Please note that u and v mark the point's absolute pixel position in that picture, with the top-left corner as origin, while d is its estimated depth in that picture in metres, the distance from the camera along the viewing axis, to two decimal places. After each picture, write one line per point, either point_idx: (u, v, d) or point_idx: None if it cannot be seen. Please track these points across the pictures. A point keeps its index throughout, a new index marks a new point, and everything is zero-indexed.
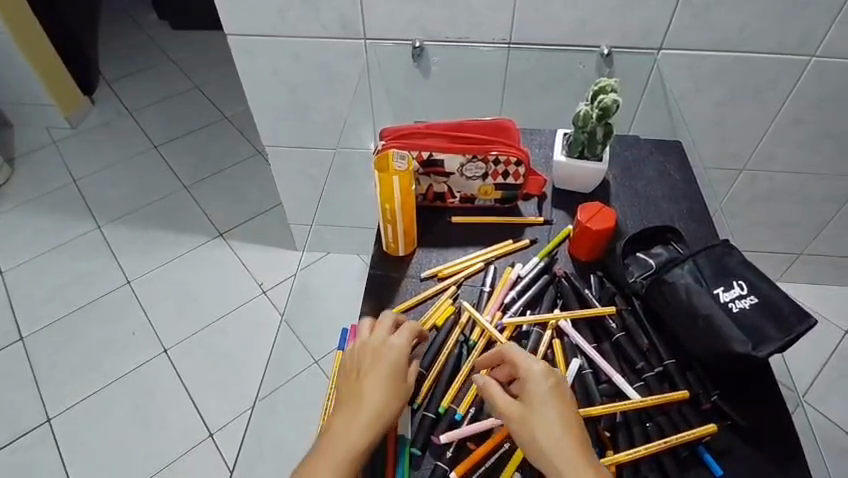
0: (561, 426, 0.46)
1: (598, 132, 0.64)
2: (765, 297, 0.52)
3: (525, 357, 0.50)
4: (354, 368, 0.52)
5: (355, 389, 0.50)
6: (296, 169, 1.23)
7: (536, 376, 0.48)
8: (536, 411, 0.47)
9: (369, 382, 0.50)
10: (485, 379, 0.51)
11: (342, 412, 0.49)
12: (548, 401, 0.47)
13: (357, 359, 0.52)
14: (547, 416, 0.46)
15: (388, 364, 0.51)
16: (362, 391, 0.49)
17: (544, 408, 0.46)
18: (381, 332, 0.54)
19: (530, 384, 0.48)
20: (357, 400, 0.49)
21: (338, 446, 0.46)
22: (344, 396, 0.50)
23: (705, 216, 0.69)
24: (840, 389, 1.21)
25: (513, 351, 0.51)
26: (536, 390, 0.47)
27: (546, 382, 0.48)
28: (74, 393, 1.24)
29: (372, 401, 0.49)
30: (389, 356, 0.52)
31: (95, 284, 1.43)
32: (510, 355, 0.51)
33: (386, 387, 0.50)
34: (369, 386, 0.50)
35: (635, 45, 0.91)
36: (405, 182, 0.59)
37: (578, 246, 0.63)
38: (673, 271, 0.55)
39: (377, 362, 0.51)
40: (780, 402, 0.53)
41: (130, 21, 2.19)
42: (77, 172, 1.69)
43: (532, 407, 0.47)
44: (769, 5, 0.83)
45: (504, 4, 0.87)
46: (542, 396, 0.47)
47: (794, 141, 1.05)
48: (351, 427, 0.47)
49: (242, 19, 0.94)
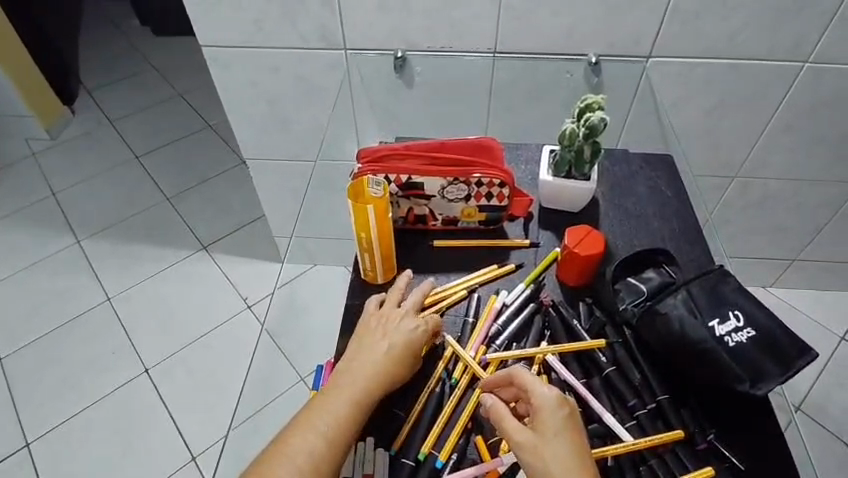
0: (575, 458, 0.44)
1: (586, 151, 0.62)
2: (762, 331, 0.49)
3: (538, 383, 0.47)
4: (376, 327, 0.54)
5: (374, 345, 0.52)
6: (279, 182, 1.19)
7: (550, 405, 0.46)
8: (549, 442, 0.44)
9: (389, 343, 0.52)
10: (493, 401, 0.49)
11: (357, 363, 0.51)
12: (562, 432, 0.45)
13: (381, 320, 0.54)
14: (561, 447, 0.44)
15: (410, 334, 0.53)
16: (380, 349, 0.52)
17: (559, 439, 0.44)
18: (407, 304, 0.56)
19: (543, 413, 0.46)
20: (373, 355, 0.51)
21: (348, 389, 0.49)
22: (361, 348, 0.52)
23: (697, 235, 0.67)
24: (837, 398, 1.19)
25: (526, 377, 0.48)
26: (551, 420, 0.45)
27: (561, 412, 0.46)
28: (54, 416, 1.20)
29: (388, 360, 0.51)
30: (412, 328, 0.54)
31: (74, 301, 1.39)
32: (522, 380, 0.48)
33: (403, 352, 0.52)
34: (387, 346, 0.52)
35: (624, 54, 0.88)
36: (380, 209, 0.57)
37: (567, 273, 0.61)
38: (666, 301, 0.52)
39: (400, 328, 0.53)
40: (782, 440, 0.51)
41: (110, 27, 2.14)
42: (57, 185, 1.64)
43: (545, 437, 0.45)
44: (761, 10, 0.81)
45: (488, 12, 0.84)
46: (556, 426, 0.45)
47: (788, 148, 1.03)
48: (363, 376, 0.50)
49: (217, 29, 0.90)
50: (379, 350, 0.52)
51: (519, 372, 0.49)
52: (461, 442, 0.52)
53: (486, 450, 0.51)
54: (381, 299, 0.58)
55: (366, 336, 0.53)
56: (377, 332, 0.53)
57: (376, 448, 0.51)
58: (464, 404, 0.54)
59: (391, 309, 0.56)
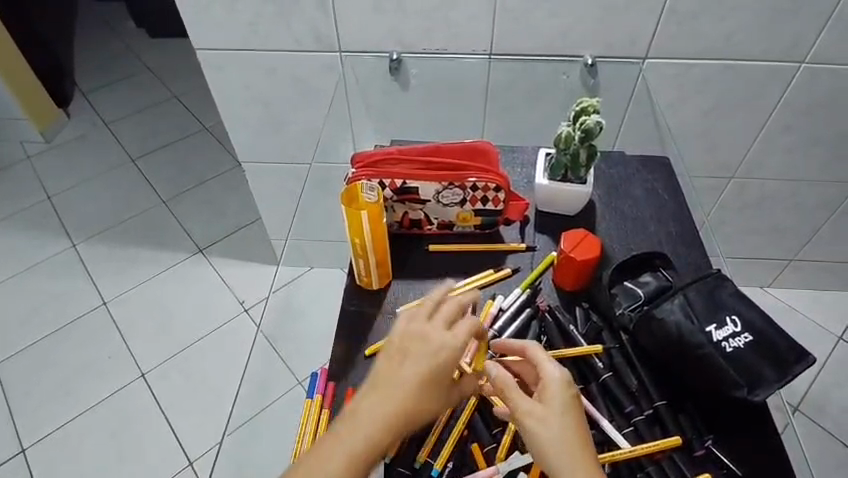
0: (575, 436, 0.43)
1: (581, 154, 0.61)
2: (759, 335, 0.49)
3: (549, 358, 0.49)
4: (399, 353, 0.46)
5: (396, 373, 0.44)
6: (275, 185, 1.19)
7: (560, 381, 0.46)
8: (554, 415, 0.44)
9: (411, 374, 0.45)
10: (500, 370, 0.48)
11: (370, 402, 0.43)
12: (567, 408, 0.44)
13: (404, 342, 0.46)
14: (564, 422, 0.44)
15: (436, 364, 0.45)
16: (401, 383, 0.44)
17: (563, 413, 0.44)
18: (437, 323, 0.48)
19: (552, 387, 0.46)
20: (393, 388, 0.44)
21: (355, 437, 0.41)
22: (380, 377, 0.45)
23: (694, 238, 0.67)
24: (835, 398, 1.19)
25: (539, 351, 0.49)
26: (559, 394, 0.45)
27: (569, 389, 0.46)
28: (49, 421, 1.19)
29: (410, 395, 0.44)
30: (440, 356, 0.46)
31: (70, 306, 1.38)
32: (534, 354, 0.49)
33: (428, 385, 0.45)
34: (409, 378, 0.44)
35: (620, 55, 0.88)
36: (374, 215, 0.57)
37: (563, 277, 0.60)
38: (663, 306, 0.51)
39: (426, 356, 0.45)
40: (781, 446, 0.51)
41: (105, 29, 2.13)
42: (53, 188, 1.63)
43: (550, 408, 0.44)
44: (757, 12, 0.81)
45: (483, 14, 0.83)
46: (563, 402, 0.45)
47: (785, 148, 1.03)
48: (381, 415, 0.43)
49: (211, 32, 0.89)
50: (397, 389, 0.44)
51: (532, 347, 0.50)
52: (457, 450, 0.52)
53: (483, 458, 0.51)
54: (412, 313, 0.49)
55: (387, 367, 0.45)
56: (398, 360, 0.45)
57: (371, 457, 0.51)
58: (460, 411, 0.54)
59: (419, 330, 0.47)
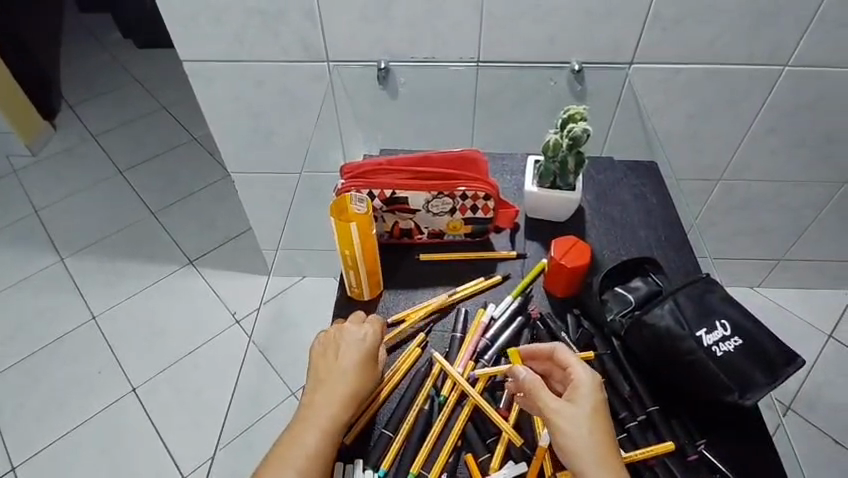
0: (602, 437, 0.45)
1: (570, 162, 0.62)
2: (748, 339, 0.49)
3: (578, 362, 0.50)
4: (328, 352, 0.53)
5: (334, 361, 0.52)
6: (264, 195, 1.19)
7: (590, 383, 0.48)
8: (584, 416, 0.45)
9: (345, 361, 0.52)
10: (530, 371, 0.50)
11: (319, 390, 0.51)
12: (596, 409, 0.46)
13: (331, 337, 0.55)
14: (592, 423, 0.45)
15: (362, 346, 0.54)
16: (340, 372, 0.52)
17: (592, 415, 0.45)
18: (353, 320, 0.56)
19: (582, 389, 0.47)
20: (334, 377, 0.51)
21: (316, 420, 0.49)
22: (319, 370, 0.52)
23: (683, 242, 0.67)
24: (824, 394, 1.21)
25: (569, 353, 0.50)
26: (588, 397, 0.46)
27: (597, 393, 0.47)
28: (39, 438, 1.17)
29: (351, 379, 0.51)
30: (366, 341, 0.54)
31: (58, 321, 1.36)
32: (564, 355, 0.50)
33: (362, 366, 0.52)
34: (345, 361, 0.52)
35: (606, 62, 0.89)
36: (363, 226, 0.56)
37: (554, 283, 0.60)
38: (653, 312, 0.51)
39: (353, 346, 0.53)
40: (772, 447, 0.51)
41: (90, 40, 2.12)
42: (39, 202, 1.62)
43: (579, 408, 0.46)
44: (740, 16, 0.82)
45: (470, 21, 0.84)
46: (593, 404, 0.46)
47: (771, 151, 1.04)
48: (331, 402, 0.50)
49: (198, 42, 0.89)
50: (340, 373, 0.51)
51: (561, 349, 0.51)
52: (450, 461, 0.51)
53: (477, 467, 0.51)
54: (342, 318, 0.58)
55: (322, 361, 0.53)
56: (331, 352, 0.53)
57: (363, 470, 0.50)
58: (453, 421, 0.53)
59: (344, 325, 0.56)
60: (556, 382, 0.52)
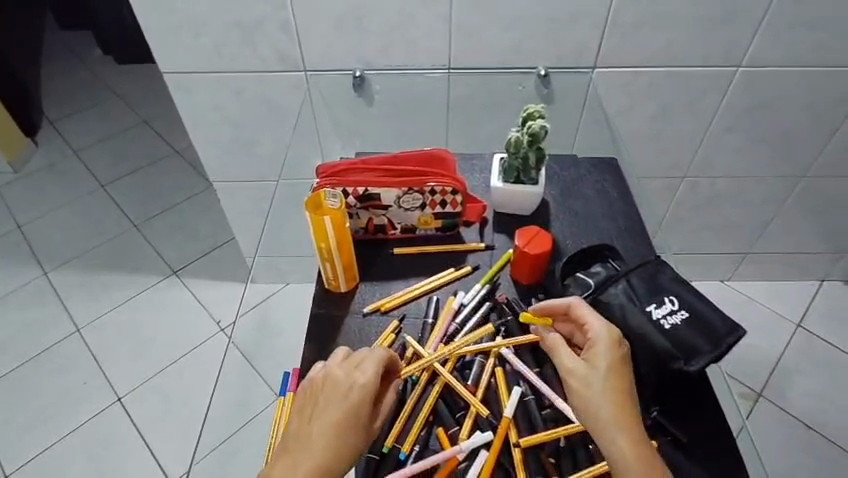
0: (617, 393, 0.48)
1: (531, 157, 0.66)
2: (694, 312, 0.53)
3: (595, 319, 0.53)
4: (308, 407, 0.49)
5: (308, 429, 0.47)
6: (246, 203, 1.21)
7: (606, 340, 0.51)
8: (597, 374, 0.49)
9: (320, 420, 0.48)
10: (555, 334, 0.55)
11: (286, 460, 0.46)
12: (612, 367, 0.49)
13: (317, 391, 0.50)
14: (607, 380, 0.48)
15: (343, 412, 0.48)
16: (312, 438, 0.47)
17: (606, 372, 0.49)
18: (342, 367, 0.51)
19: (598, 349, 0.50)
20: (304, 448, 0.46)
21: None
22: (294, 435, 0.48)
23: (642, 231, 0.72)
24: (792, 382, 1.26)
25: (585, 309, 0.53)
26: (603, 355, 0.50)
27: (613, 349, 0.50)
28: (26, 451, 1.17)
29: (319, 445, 0.46)
30: (348, 397, 0.49)
31: (43, 334, 1.37)
32: (581, 313, 0.54)
33: (336, 430, 0.47)
34: (320, 428, 0.47)
35: (570, 66, 0.94)
36: (337, 220, 0.60)
37: (520, 271, 0.64)
38: (608, 291, 0.56)
39: (332, 402, 0.49)
40: (720, 415, 0.57)
41: (71, 57, 2.14)
42: (21, 217, 1.62)
43: (595, 368, 0.49)
44: (691, 22, 0.87)
45: (440, 30, 0.88)
46: (608, 362, 0.49)
47: (730, 148, 1.10)
48: (294, 472, 0.45)
49: (179, 54, 0.92)
50: (311, 445, 0.46)
51: (578, 306, 0.54)
52: (423, 434, 0.54)
53: (447, 439, 0.54)
54: (346, 353, 0.54)
55: (301, 423, 0.48)
56: (311, 413, 0.49)
57: None
58: (425, 398, 0.57)
59: (334, 376, 0.51)
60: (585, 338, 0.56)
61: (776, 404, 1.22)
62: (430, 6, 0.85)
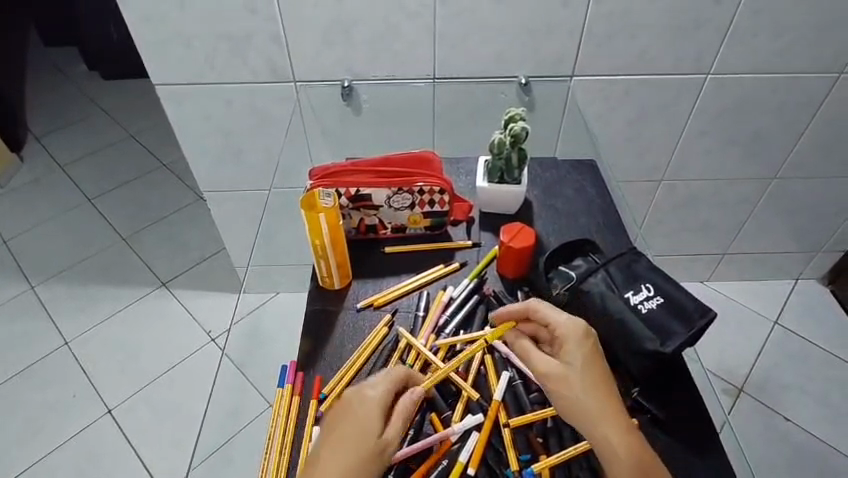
0: (596, 387, 0.50)
1: (514, 157, 0.70)
2: (669, 298, 0.57)
3: (559, 316, 0.55)
4: (324, 433, 0.51)
5: (324, 451, 0.48)
6: (237, 213, 1.23)
7: (574, 336, 0.53)
8: (574, 373, 0.51)
9: (335, 442, 0.49)
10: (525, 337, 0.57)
11: None
12: (587, 362, 0.51)
13: (332, 417, 0.51)
14: (584, 376, 0.51)
15: (359, 430, 0.49)
16: (329, 459, 0.48)
17: (582, 369, 0.51)
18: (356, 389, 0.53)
19: (569, 347, 0.53)
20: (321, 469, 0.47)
21: None
22: (312, 460, 0.49)
23: (620, 227, 0.75)
24: (771, 378, 1.30)
25: (547, 310, 0.56)
26: (575, 353, 0.52)
27: (583, 344, 0.53)
28: (14, 465, 1.16)
29: (336, 464, 0.47)
30: (363, 417, 0.50)
31: (29, 348, 1.36)
32: (544, 313, 0.56)
33: (353, 450, 0.48)
34: (336, 450, 0.48)
35: (549, 74, 0.98)
36: (331, 218, 0.62)
37: (506, 266, 0.68)
38: (588, 280, 0.60)
39: (347, 423, 0.50)
40: (699, 398, 0.60)
41: (56, 72, 2.15)
42: (8, 232, 1.62)
43: (571, 368, 0.51)
44: (662, 30, 0.92)
45: (424, 42, 0.92)
46: (582, 359, 0.52)
47: (704, 151, 1.15)
48: None
49: (171, 66, 0.95)
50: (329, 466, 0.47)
51: (538, 306, 0.57)
52: (417, 419, 0.57)
53: (441, 423, 0.57)
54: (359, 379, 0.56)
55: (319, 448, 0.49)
56: (329, 436, 0.50)
57: None
58: None
59: (348, 398, 0.52)
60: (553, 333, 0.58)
61: (757, 399, 1.26)
62: (414, 18, 0.89)
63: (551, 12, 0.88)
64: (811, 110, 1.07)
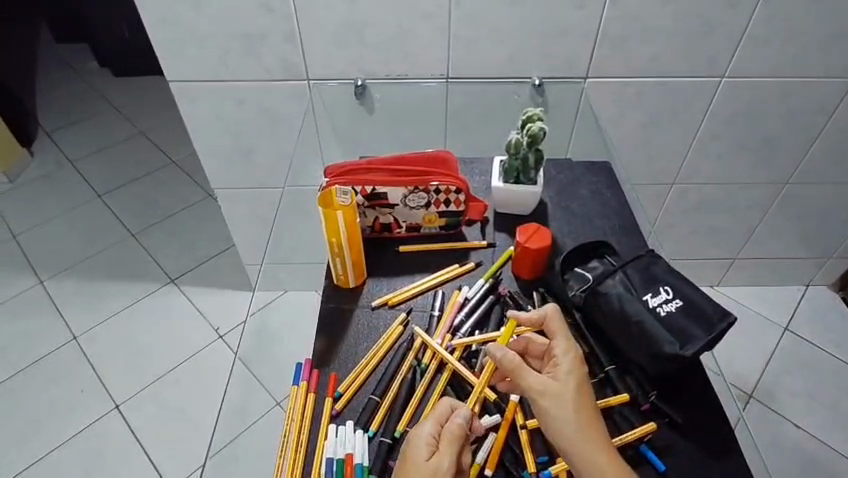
0: (589, 410, 0.49)
1: (531, 158, 0.70)
2: (688, 300, 0.57)
3: (560, 336, 0.54)
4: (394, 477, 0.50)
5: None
6: (247, 211, 1.23)
7: (571, 358, 0.52)
8: (569, 393, 0.50)
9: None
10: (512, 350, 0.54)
11: None
12: (581, 386, 0.51)
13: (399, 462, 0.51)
14: (579, 399, 0.50)
15: (415, 456, 0.48)
16: None
17: (577, 391, 0.50)
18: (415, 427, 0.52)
19: (562, 367, 0.52)
20: None
21: None
22: None
23: (635, 229, 0.75)
24: (781, 383, 1.29)
25: (557, 325, 0.56)
26: (569, 372, 0.51)
27: (576, 365, 0.52)
28: (21, 459, 1.17)
29: None
30: (417, 445, 0.49)
31: (37, 343, 1.36)
32: (553, 327, 0.56)
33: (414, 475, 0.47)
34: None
35: (563, 76, 0.97)
36: (348, 216, 0.62)
37: (521, 266, 0.68)
38: (606, 282, 0.60)
39: (405, 458, 0.49)
40: (717, 403, 0.60)
41: (67, 69, 2.15)
42: (18, 227, 1.63)
43: (567, 388, 0.50)
44: (676, 34, 0.92)
45: (437, 42, 0.92)
46: (577, 381, 0.51)
47: (716, 155, 1.14)
48: None
49: (182, 64, 0.95)
50: None
51: (553, 317, 0.57)
52: None
53: None
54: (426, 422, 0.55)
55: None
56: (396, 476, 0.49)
57: (355, 430, 0.56)
58: (434, 385, 0.60)
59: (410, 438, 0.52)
60: (537, 353, 0.57)
61: (766, 405, 1.25)
62: (428, 19, 0.89)
63: (565, 15, 0.88)
64: (825, 115, 1.06)
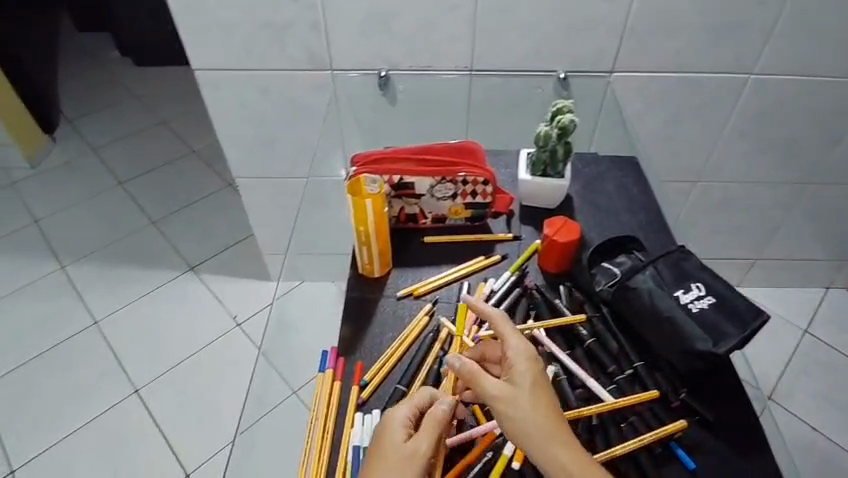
0: (546, 409, 0.48)
1: (559, 150, 0.69)
2: (721, 298, 0.56)
3: (513, 337, 0.53)
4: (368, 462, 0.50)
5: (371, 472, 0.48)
6: (267, 201, 1.24)
7: (524, 359, 0.52)
8: (524, 394, 0.49)
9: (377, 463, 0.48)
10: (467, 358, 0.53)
11: None
12: (536, 385, 0.50)
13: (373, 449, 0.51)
14: (535, 399, 0.49)
15: (393, 442, 0.48)
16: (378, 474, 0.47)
17: (532, 391, 0.49)
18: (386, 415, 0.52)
19: (516, 368, 0.51)
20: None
21: None
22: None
23: (661, 226, 0.74)
24: (802, 386, 1.27)
25: (508, 328, 0.55)
26: (523, 373, 0.50)
27: (529, 365, 0.51)
28: (43, 439, 1.19)
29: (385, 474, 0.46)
30: (391, 431, 0.49)
31: (59, 326, 1.38)
32: (504, 329, 0.55)
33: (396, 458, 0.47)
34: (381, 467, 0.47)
35: (588, 70, 0.96)
36: (377, 204, 0.62)
37: (548, 260, 0.67)
38: (636, 277, 0.59)
39: (378, 446, 0.49)
40: (747, 402, 0.59)
41: (90, 58, 2.17)
42: (40, 213, 1.65)
43: (521, 390, 0.49)
44: (705, 28, 0.90)
45: (461, 35, 0.91)
46: (532, 380, 0.50)
47: (741, 153, 1.12)
48: None
49: (206, 53, 0.95)
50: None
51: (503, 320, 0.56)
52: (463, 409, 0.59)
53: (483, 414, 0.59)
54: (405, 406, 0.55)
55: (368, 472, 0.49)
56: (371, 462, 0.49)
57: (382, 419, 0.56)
58: None
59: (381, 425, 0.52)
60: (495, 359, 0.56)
61: (786, 408, 1.23)
62: (454, 10, 0.88)
63: (592, 7, 0.87)
64: None
